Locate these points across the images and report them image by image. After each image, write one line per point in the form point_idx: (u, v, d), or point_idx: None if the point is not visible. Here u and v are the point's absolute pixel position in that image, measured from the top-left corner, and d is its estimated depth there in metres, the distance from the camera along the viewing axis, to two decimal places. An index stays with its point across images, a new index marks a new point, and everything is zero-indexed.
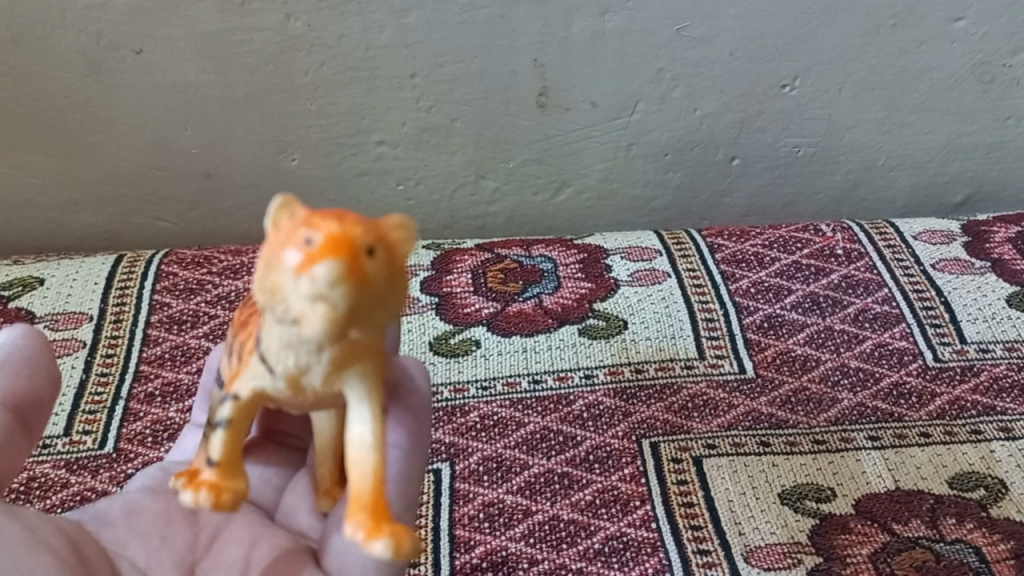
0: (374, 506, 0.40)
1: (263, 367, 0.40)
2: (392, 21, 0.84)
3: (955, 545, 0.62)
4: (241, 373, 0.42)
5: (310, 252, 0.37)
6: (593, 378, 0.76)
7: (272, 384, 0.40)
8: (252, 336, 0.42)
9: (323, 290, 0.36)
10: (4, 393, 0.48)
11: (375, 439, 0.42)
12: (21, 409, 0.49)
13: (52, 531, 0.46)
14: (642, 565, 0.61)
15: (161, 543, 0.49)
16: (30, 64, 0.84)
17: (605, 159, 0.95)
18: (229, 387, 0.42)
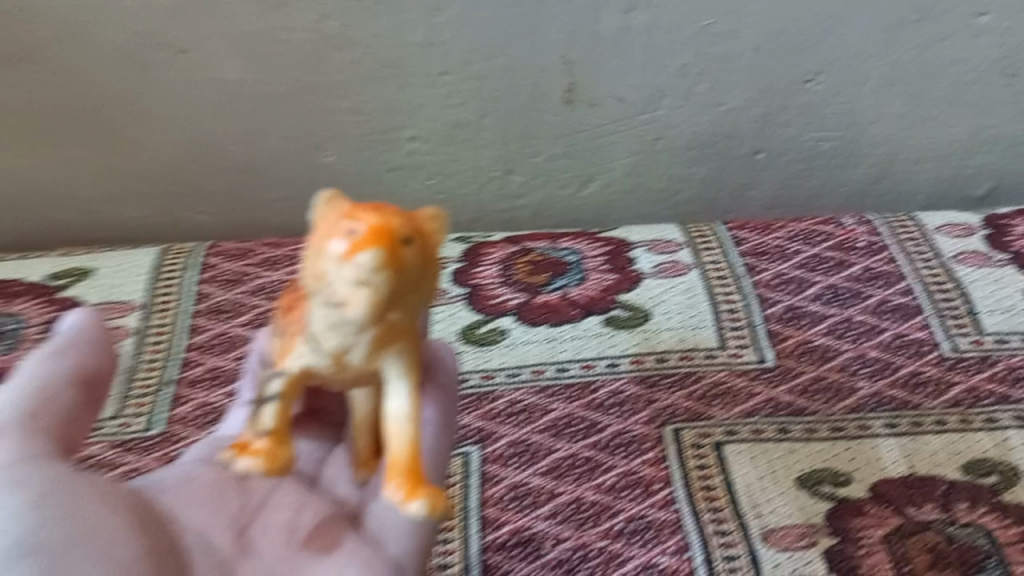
0: (410, 471, 0.45)
1: (309, 346, 0.43)
2: (424, 19, 0.87)
3: (967, 528, 0.64)
4: (288, 351, 0.45)
5: (354, 241, 0.40)
6: (618, 366, 0.79)
7: (317, 361, 0.44)
8: (299, 317, 0.45)
9: (365, 275, 0.39)
10: (70, 365, 0.51)
11: (410, 410, 0.46)
12: (85, 379, 0.52)
13: (122, 495, 0.49)
14: (663, 544, 0.64)
15: (215, 508, 0.52)
16: (81, 63, 0.88)
17: (630, 153, 0.97)
18: (277, 364, 0.45)
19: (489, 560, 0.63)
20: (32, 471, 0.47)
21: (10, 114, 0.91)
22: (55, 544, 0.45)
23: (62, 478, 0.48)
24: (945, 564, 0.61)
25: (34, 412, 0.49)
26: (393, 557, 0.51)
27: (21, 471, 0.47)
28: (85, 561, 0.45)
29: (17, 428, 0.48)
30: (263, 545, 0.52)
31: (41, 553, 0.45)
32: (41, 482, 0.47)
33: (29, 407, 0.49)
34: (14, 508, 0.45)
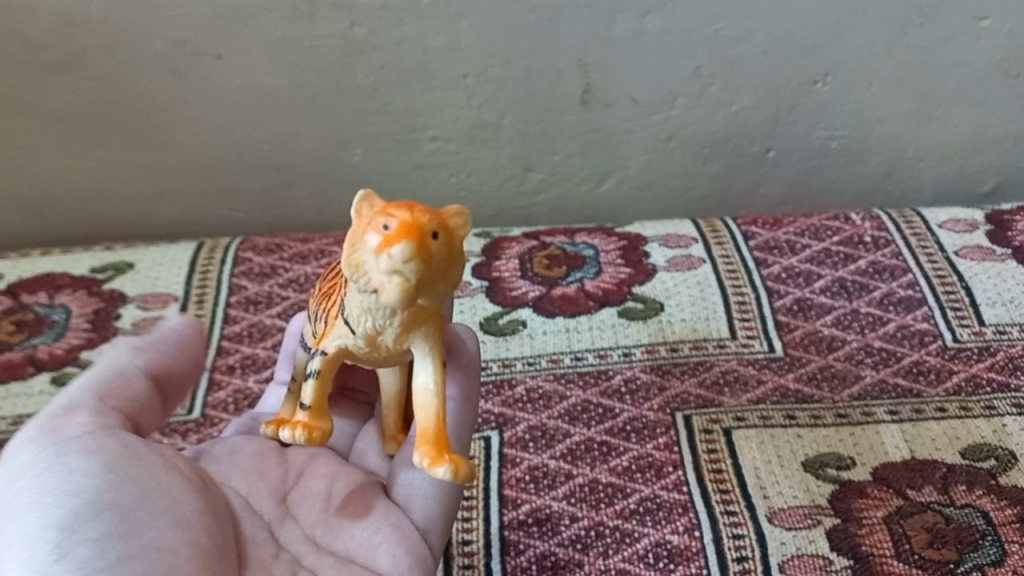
0: (436, 439, 0.48)
1: (346, 329, 0.48)
2: (447, 25, 0.90)
3: (964, 509, 0.67)
4: (328, 332, 0.49)
5: (387, 235, 0.44)
6: (632, 355, 0.82)
7: (353, 342, 0.48)
8: (337, 302, 0.49)
9: (397, 265, 0.43)
10: (154, 360, 0.56)
11: (436, 387, 0.49)
12: (165, 374, 0.56)
13: (181, 463, 0.54)
14: (674, 523, 0.67)
15: (259, 476, 0.57)
16: (120, 68, 0.92)
17: (645, 151, 1.00)
18: (318, 345, 0.50)
19: (509, 537, 0.67)
20: (105, 439, 0.51)
21: (54, 116, 0.95)
22: (125, 501, 0.49)
23: (130, 447, 0.52)
24: (942, 543, 0.64)
25: (109, 396, 0.54)
26: (419, 518, 0.55)
27: (95, 439, 0.51)
28: (152, 516, 0.49)
29: (91, 405, 0.53)
30: (302, 508, 0.57)
31: (114, 508, 0.48)
32: (114, 449, 0.51)
33: (106, 391, 0.54)
34: (89, 470, 0.49)
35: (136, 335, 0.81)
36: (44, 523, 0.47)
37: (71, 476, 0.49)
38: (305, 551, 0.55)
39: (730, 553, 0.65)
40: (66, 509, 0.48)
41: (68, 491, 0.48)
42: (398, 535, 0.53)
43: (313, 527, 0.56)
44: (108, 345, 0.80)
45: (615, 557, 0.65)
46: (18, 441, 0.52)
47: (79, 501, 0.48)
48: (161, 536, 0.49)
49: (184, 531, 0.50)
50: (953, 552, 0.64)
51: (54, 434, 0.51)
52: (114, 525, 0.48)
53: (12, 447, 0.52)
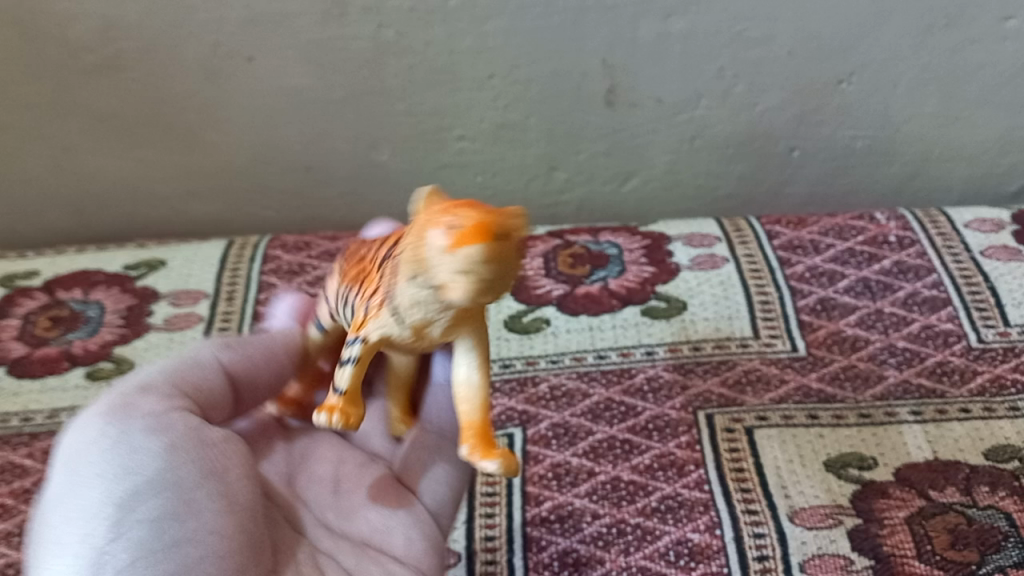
0: (482, 432, 0.50)
1: (394, 318, 0.47)
2: (473, 27, 0.91)
3: (987, 510, 0.67)
4: (370, 318, 0.49)
5: (460, 236, 0.42)
6: (655, 354, 0.83)
7: (399, 331, 0.47)
8: (382, 289, 0.48)
9: (471, 268, 0.42)
10: (235, 359, 0.57)
11: (480, 378, 0.51)
12: (242, 373, 0.57)
13: (235, 445, 0.54)
14: (695, 521, 0.68)
15: (269, 457, 0.60)
16: (156, 69, 0.94)
17: (670, 150, 1.01)
18: (358, 328, 0.49)
19: (531, 533, 0.67)
20: (172, 418, 0.52)
21: (92, 117, 0.98)
22: (185, 482, 0.50)
23: (197, 429, 0.53)
24: (964, 544, 0.64)
25: (185, 385, 0.55)
26: (431, 504, 0.60)
27: (160, 418, 0.52)
28: (209, 499, 0.51)
29: (163, 388, 0.54)
30: (311, 489, 0.60)
31: (173, 490, 0.50)
32: (177, 429, 0.52)
33: (185, 377, 0.55)
34: (151, 449, 0.50)
35: (169, 331, 0.83)
36: (103, 500, 0.48)
37: (132, 454, 0.50)
38: (318, 535, 0.58)
39: (751, 552, 0.65)
40: (126, 487, 0.49)
41: (130, 469, 0.49)
42: (414, 521, 0.59)
43: (325, 510, 0.59)
44: (141, 341, 0.82)
45: (636, 555, 0.65)
46: (85, 411, 0.52)
47: (139, 480, 0.49)
48: (217, 519, 0.50)
49: (235, 517, 0.51)
50: (975, 554, 0.64)
51: (121, 409, 0.52)
52: (173, 508, 0.49)
53: (80, 416, 0.52)
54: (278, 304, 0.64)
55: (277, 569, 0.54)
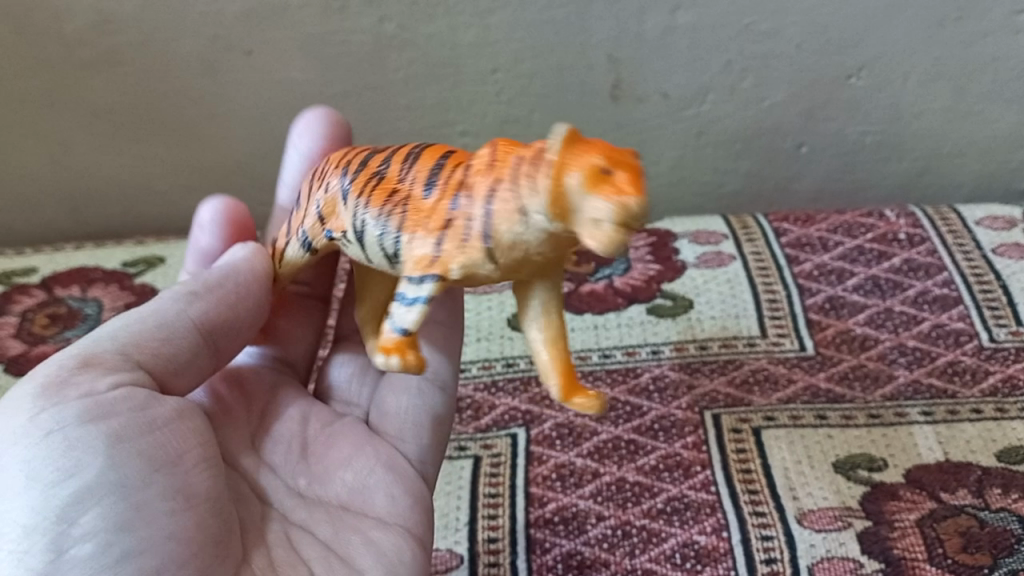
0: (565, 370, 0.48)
1: (487, 257, 0.42)
2: (476, 20, 0.90)
3: (999, 513, 0.65)
4: (449, 257, 0.42)
5: (619, 185, 0.38)
6: (660, 353, 0.81)
7: (490, 270, 0.42)
8: (468, 224, 0.42)
9: (628, 225, 0.38)
10: (202, 314, 0.54)
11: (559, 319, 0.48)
12: (211, 329, 0.55)
13: (187, 423, 0.51)
14: (701, 523, 0.66)
15: (233, 424, 0.58)
16: (155, 64, 0.93)
17: (676, 146, 0.99)
18: (431, 266, 0.43)
19: (535, 535, 0.66)
20: (116, 400, 0.48)
21: (91, 113, 0.97)
22: (133, 483, 0.47)
23: (144, 413, 0.49)
24: (976, 548, 0.63)
25: (141, 353, 0.52)
26: (412, 454, 0.61)
27: (99, 401, 0.48)
28: (160, 499, 0.47)
29: (109, 361, 0.50)
30: (276, 454, 0.58)
31: (118, 492, 0.46)
32: (118, 419, 0.48)
33: (138, 346, 0.52)
34: (93, 446, 0.47)
35: None
36: (42, 507, 0.45)
37: (73, 451, 0.46)
38: (289, 501, 0.57)
39: (759, 555, 0.64)
40: (66, 493, 0.45)
41: (71, 472, 0.46)
42: (393, 479, 0.59)
43: (295, 475, 0.58)
44: None
45: (641, 557, 0.64)
46: (18, 393, 0.48)
47: (80, 483, 0.46)
48: (170, 523, 0.47)
49: (189, 514, 0.48)
50: (988, 558, 0.62)
51: (58, 395, 0.48)
52: (119, 514, 0.46)
53: (13, 398, 0.48)
54: (207, 201, 0.70)
55: (248, 556, 0.52)
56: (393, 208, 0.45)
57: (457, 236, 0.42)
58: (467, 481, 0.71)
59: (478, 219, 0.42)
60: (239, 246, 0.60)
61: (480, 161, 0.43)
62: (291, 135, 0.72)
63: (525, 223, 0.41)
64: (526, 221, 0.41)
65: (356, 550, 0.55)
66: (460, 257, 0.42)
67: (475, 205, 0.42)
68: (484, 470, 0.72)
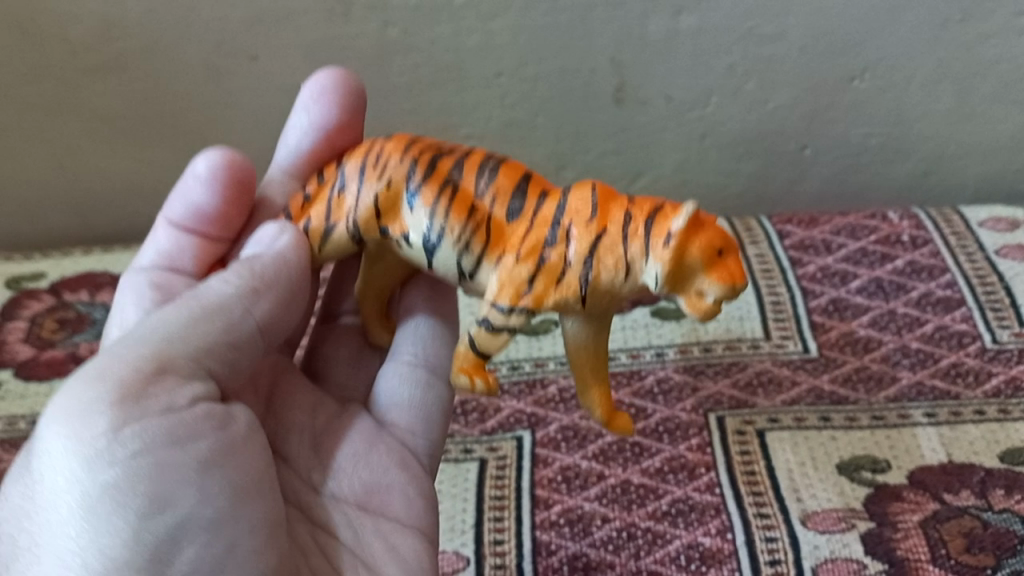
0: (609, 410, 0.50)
1: (583, 302, 0.45)
2: (481, 25, 0.90)
3: (1002, 514, 0.65)
4: (546, 295, 0.44)
5: (727, 268, 0.43)
6: (665, 355, 0.82)
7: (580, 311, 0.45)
8: (567, 268, 0.44)
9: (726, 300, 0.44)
10: (265, 314, 0.51)
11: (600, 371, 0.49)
12: (271, 328, 0.51)
13: (257, 441, 0.49)
14: (706, 525, 0.67)
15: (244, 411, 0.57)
16: (162, 70, 0.94)
17: (679, 149, 1.00)
18: (525, 300, 0.44)
19: (541, 538, 0.67)
20: (199, 420, 0.46)
21: (96, 117, 0.97)
22: (225, 512, 0.45)
23: (224, 434, 0.47)
24: (979, 548, 0.63)
25: (212, 359, 0.48)
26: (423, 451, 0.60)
27: (183, 423, 0.45)
28: (247, 534, 0.46)
29: (185, 370, 0.46)
30: (291, 444, 0.57)
31: (211, 528, 0.45)
32: (204, 442, 0.46)
33: (208, 351, 0.48)
34: (185, 473, 0.44)
35: None
36: (132, 541, 0.43)
37: (164, 480, 0.44)
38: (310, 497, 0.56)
39: (763, 556, 0.64)
40: (159, 527, 0.43)
41: (163, 505, 0.43)
42: (408, 479, 0.58)
43: (312, 467, 0.57)
44: None
45: (647, 559, 0.65)
46: (86, 400, 0.44)
47: (173, 517, 0.44)
48: (258, 558, 0.47)
49: (269, 549, 0.48)
50: (991, 558, 0.62)
51: (139, 411, 0.44)
52: (212, 552, 0.45)
53: (80, 404, 0.44)
54: (207, 151, 0.59)
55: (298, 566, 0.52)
56: (474, 233, 0.46)
57: (554, 276, 0.44)
58: (473, 484, 0.72)
59: (581, 266, 0.44)
60: (277, 229, 0.52)
61: (579, 206, 0.45)
62: (301, 99, 0.62)
63: (626, 278, 0.44)
64: (627, 276, 0.44)
65: (378, 556, 0.55)
66: (556, 295, 0.44)
67: (577, 253, 0.44)
68: (489, 473, 0.72)
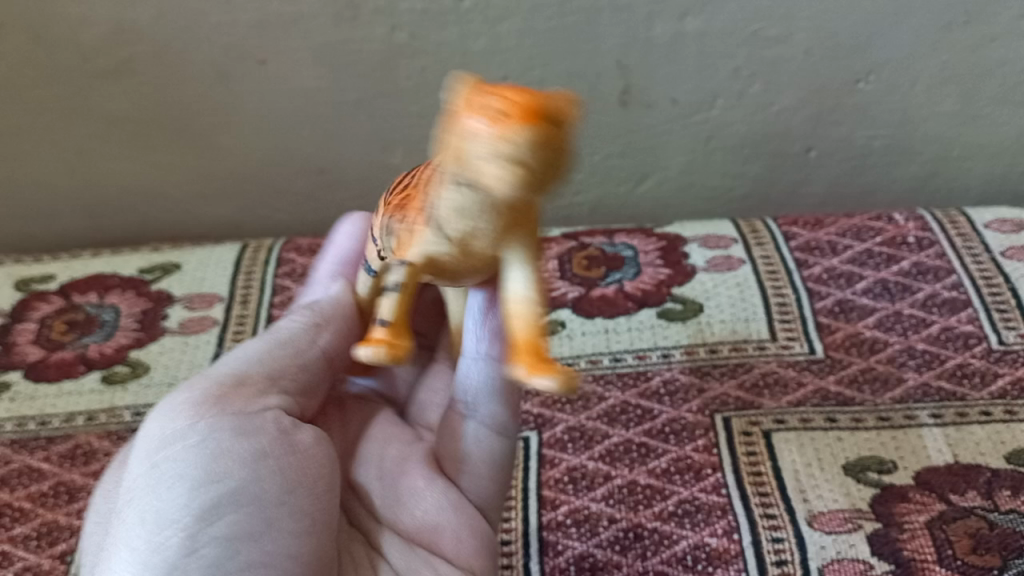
0: (538, 349, 0.48)
1: (436, 234, 0.46)
2: (487, 29, 0.91)
3: (1009, 515, 0.65)
4: (414, 239, 0.48)
5: (507, 113, 0.41)
6: (671, 357, 0.82)
7: (444, 245, 0.46)
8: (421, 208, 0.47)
9: (518, 149, 0.40)
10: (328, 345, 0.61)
11: (533, 293, 0.48)
12: (332, 359, 0.61)
13: (324, 450, 0.57)
14: (713, 526, 0.67)
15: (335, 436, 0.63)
16: (171, 73, 0.94)
17: (684, 152, 1.00)
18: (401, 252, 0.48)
19: (548, 538, 0.67)
20: (263, 420, 0.55)
21: (105, 121, 0.98)
22: (271, 495, 0.52)
23: (284, 433, 0.55)
24: (985, 549, 0.63)
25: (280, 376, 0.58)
26: (477, 501, 0.59)
27: (246, 421, 0.54)
28: (291, 519, 0.52)
29: (259, 382, 0.57)
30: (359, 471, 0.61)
31: (254, 505, 0.51)
32: (263, 437, 0.54)
33: (282, 367, 0.59)
34: (240, 458, 0.52)
35: (183, 334, 0.84)
36: (182, 502, 0.50)
37: (219, 458, 0.52)
38: (375, 524, 0.60)
39: (769, 556, 0.65)
40: (209, 495, 0.51)
41: (213, 478, 0.51)
42: (461, 521, 0.58)
43: (377, 496, 0.60)
44: (157, 345, 0.83)
45: (653, 559, 0.65)
46: (174, 398, 0.55)
47: (221, 488, 0.51)
48: (295, 543, 0.52)
49: (317, 538, 0.53)
50: (997, 559, 0.63)
51: (209, 408, 0.54)
52: (251, 526, 0.51)
53: (169, 402, 0.55)
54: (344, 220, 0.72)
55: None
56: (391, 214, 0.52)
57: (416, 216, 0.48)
58: None
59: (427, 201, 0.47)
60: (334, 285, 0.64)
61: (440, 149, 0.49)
62: None
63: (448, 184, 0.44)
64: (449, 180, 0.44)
65: None
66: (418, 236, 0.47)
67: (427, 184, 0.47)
68: None
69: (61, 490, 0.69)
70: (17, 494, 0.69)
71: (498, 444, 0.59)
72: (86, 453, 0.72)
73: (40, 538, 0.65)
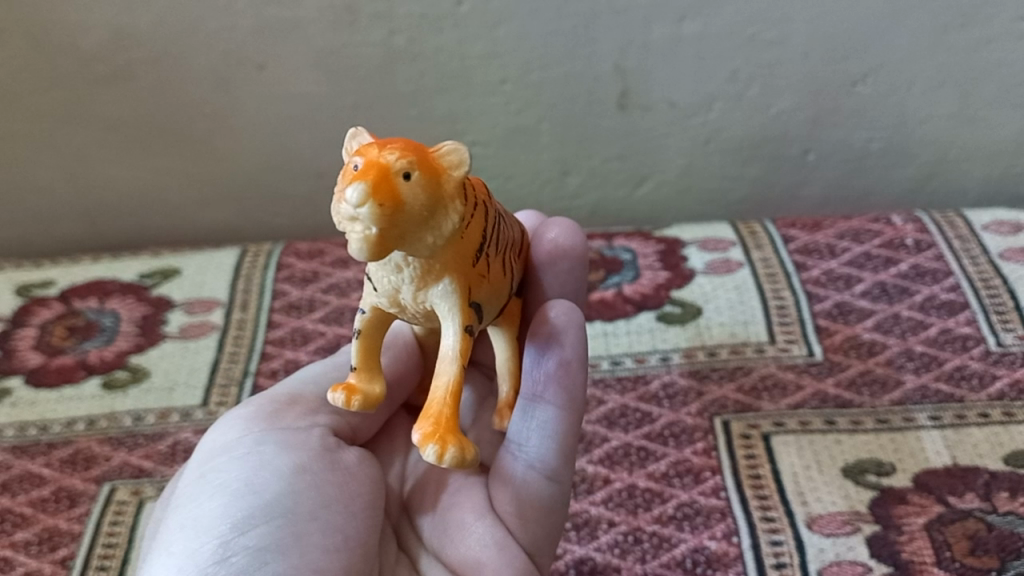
0: (441, 416, 0.46)
1: (372, 286, 0.49)
2: (485, 33, 0.91)
3: (1007, 517, 0.66)
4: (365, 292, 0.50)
5: (354, 173, 0.42)
6: (670, 360, 0.82)
7: (378, 298, 0.49)
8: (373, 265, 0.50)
9: (354, 209, 0.41)
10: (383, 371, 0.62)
11: (455, 352, 0.47)
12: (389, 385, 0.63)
13: (366, 470, 0.59)
14: (712, 529, 0.67)
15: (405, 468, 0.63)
16: (170, 78, 0.94)
17: (682, 155, 1.00)
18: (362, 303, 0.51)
19: None
20: (310, 438, 0.58)
21: (105, 127, 0.98)
22: (303, 510, 0.53)
23: (328, 454, 0.58)
24: (983, 550, 0.63)
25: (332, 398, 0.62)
26: (527, 542, 0.55)
27: (295, 438, 0.58)
28: (320, 535, 0.52)
29: (310, 403, 0.61)
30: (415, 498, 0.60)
31: (287, 517, 0.52)
32: (307, 455, 0.57)
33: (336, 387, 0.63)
34: (281, 472, 0.55)
35: (183, 339, 0.84)
36: (223, 511, 0.53)
37: (263, 471, 0.55)
38: (421, 549, 0.59)
39: (769, 559, 0.65)
40: (246, 505, 0.53)
41: (252, 489, 0.54)
42: (506, 559, 0.54)
43: (428, 526, 0.58)
44: (157, 349, 0.83)
45: (653, 563, 0.65)
46: (234, 416, 0.60)
47: (255, 500, 0.53)
48: (324, 558, 0.51)
49: (351, 555, 0.53)
50: (995, 560, 0.63)
51: (262, 424, 0.59)
52: (282, 539, 0.51)
53: (228, 420, 0.60)
54: None
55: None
56: None
57: None
58: None
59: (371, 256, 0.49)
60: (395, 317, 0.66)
61: None
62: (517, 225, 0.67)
63: None
64: None
65: None
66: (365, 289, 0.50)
67: None
68: None
69: (62, 495, 0.69)
70: (18, 500, 0.69)
71: (552, 488, 0.54)
72: (87, 457, 0.72)
73: (41, 543, 0.65)
